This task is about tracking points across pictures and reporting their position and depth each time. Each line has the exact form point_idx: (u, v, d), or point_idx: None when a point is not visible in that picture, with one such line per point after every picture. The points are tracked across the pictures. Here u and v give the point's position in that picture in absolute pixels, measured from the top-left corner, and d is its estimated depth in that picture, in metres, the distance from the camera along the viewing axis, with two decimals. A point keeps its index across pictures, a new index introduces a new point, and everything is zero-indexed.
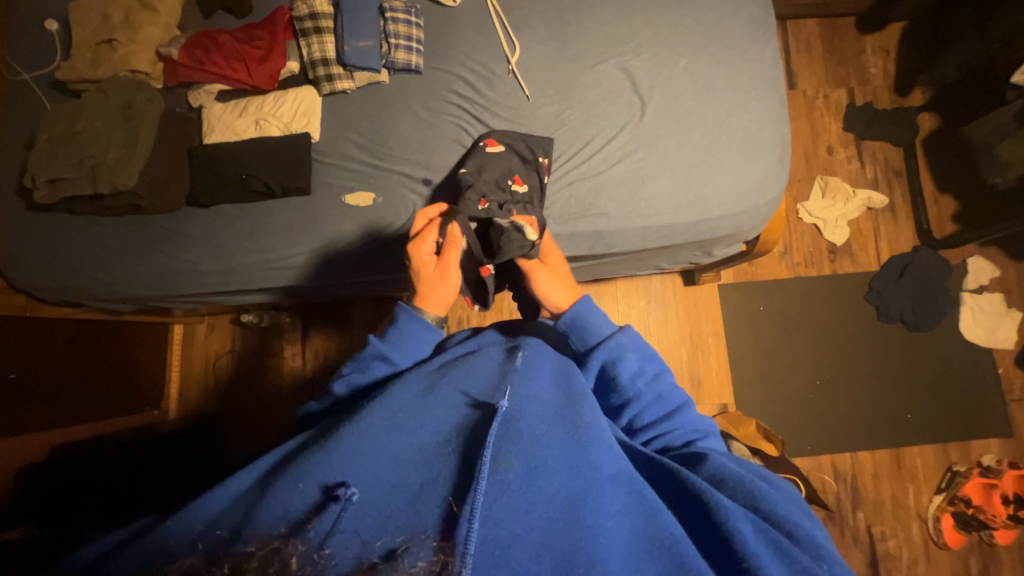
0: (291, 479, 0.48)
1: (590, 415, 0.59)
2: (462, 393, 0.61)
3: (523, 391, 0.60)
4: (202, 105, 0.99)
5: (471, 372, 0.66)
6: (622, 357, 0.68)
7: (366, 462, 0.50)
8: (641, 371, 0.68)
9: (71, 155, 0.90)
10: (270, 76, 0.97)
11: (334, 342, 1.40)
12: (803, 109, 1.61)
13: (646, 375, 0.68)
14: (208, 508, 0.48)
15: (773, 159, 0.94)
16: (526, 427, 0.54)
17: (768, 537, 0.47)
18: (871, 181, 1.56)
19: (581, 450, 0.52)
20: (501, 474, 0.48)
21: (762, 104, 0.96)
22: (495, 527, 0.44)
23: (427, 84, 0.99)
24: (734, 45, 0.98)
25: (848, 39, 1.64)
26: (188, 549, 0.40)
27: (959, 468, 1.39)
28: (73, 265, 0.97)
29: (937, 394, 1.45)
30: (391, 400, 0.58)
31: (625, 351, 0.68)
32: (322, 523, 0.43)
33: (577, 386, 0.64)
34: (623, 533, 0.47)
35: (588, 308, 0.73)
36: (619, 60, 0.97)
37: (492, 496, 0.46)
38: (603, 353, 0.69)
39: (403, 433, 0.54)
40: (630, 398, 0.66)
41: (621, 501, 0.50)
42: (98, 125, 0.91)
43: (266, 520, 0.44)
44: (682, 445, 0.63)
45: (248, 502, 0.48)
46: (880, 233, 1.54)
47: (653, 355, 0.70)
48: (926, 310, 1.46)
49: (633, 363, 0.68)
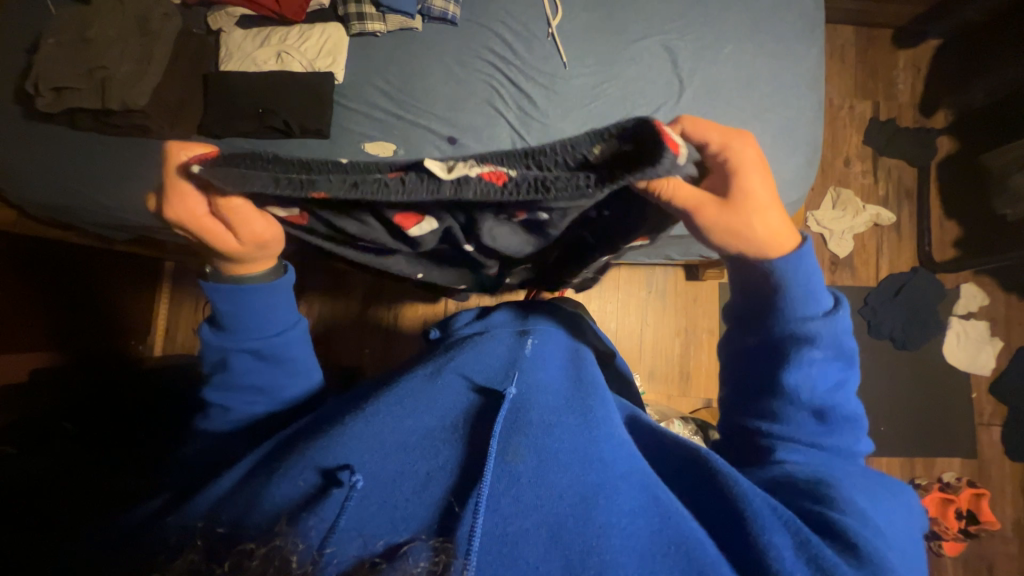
0: (292, 463, 0.48)
1: (599, 409, 0.60)
2: (464, 378, 0.61)
3: (529, 381, 0.61)
4: (222, 29, 0.94)
5: (479, 357, 0.65)
6: (811, 351, 0.58)
7: (372, 447, 0.50)
8: (827, 377, 0.58)
9: (81, 65, 0.85)
10: (299, 7, 0.91)
11: (334, 300, 1.34)
12: (826, 117, 1.60)
13: (828, 381, 0.58)
14: (201, 504, 0.46)
15: (802, 159, 0.94)
16: (536, 418, 0.55)
17: (809, 553, 0.46)
18: (882, 197, 1.57)
19: (592, 445, 0.54)
20: (511, 466, 0.49)
21: (800, 101, 0.95)
22: (502, 524, 0.45)
23: (462, 37, 0.95)
24: (781, 37, 0.96)
25: (882, 50, 1.62)
26: (183, 543, 0.39)
27: (920, 481, 1.46)
28: (69, 183, 0.92)
29: (912, 410, 1.51)
30: (401, 389, 0.58)
31: (822, 337, 0.58)
32: (326, 508, 0.44)
33: (586, 376, 0.66)
34: (639, 532, 0.47)
35: (787, 264, 0.59)
36: (663, 37, 0.95)
37: (497, 489, 0.47)
38: (795, 329, 0.58)
39: (409, 418, 0.54)
40: (788, 393, 0.58)
41: (636, 499, 0.50)
42: (112, 35, 0.86)
43: (269, 509, 0.44)
44: (819, 446, 0.58)
45: (250, 488, 0.47)
46: (883, 250, 1.56)
47: (839, 348, 0.59)
48: (914, 329, 1.51)
49: (825, 357, 0.58)
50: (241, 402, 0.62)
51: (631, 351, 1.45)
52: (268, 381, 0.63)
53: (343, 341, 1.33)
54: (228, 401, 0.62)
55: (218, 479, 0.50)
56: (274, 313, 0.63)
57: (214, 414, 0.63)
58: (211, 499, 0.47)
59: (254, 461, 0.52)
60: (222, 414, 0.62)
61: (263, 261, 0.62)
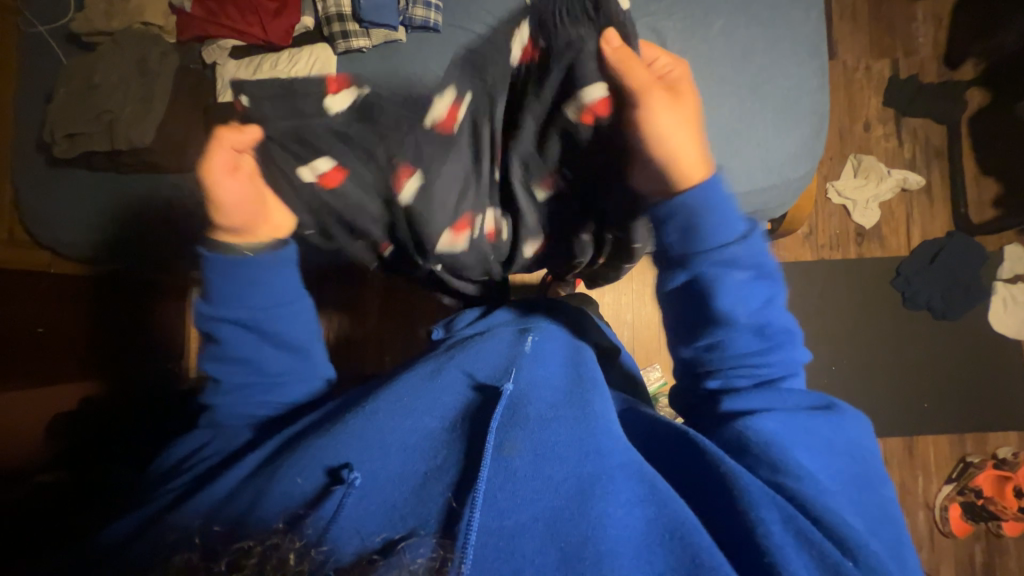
0: (297, 462, 0.50)
1: (599, 403, 0.59)
2: (465, 374, 0.62)
3: (527, 377, 0.61)
4: (216, 62, 0.95)
5: (479, 355, 0.65)
6: (733, 270, 0.61)
7: (373, 447, 0.51)
8: (754, 294, 0.62)
9: (90, 111, 0.90)
10: (284, 32, 0.94)
11: (354, 316, 1.36)
12: (841, 81, 1.51)
13: (756, 299, 0.62)
14: (201, 505, 0.48)
15: (809, 131, 0.90)
16: (533, 413, 0.55)
17: (794, 526, 0.47)
18: (909, 160, 1.48)
19: (590, 437, 0.53)
20: (508, 461, 0.50)
21: (802, 70, 0.90)
22: (499, 517, 0.46)
23: (446, 42, 0.95)
24: (776, 5, 0.92)
25: (898, 4, 1.52)
26: (184, 543, 0.41)
27: (972, 459, 1.37)
28: (91, 223, 0.98)
29: (959, 384, 1.42)
30: (400, 386, 0.59)
31: (742, 258, 0.61)
32: (327, 507, 0.46)
33: (587, 372, 0.65)
34: (634, 523, 0.47)
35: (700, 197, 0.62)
36: (649, 20, 0.92)
37: (495, 484, 0.48)
38: (717, 257, 0.61)
39: (409, 417, 0.55)
40: (725, 318, 0.61)
41: (632, 491, 0.50)
42: (116, 80, 0.90)
43: (273, 505, 0.46)
44: (763, 364, 0.62)
45: (254, 489, 0.48)
46: (913, 216, 1.47)
47: (759, 262, 0.64)
48: (955, 297, 1.42)
49: (748, 275, 0.62)
50: (229, 374, 0.68)
51: (650, 343, 1.42)
52: (255, 354, 0.68)
53: (362, 353, 1.35)
54: (219, 372, 0.68)
55: (221, 477, 0.52)
56: (275, 288, 0.69)
57: (214, 387, 0.68)
58: (207, 505, 0.48)
59: (261, 457, 0.55)
60: (219, 387, 0.68)
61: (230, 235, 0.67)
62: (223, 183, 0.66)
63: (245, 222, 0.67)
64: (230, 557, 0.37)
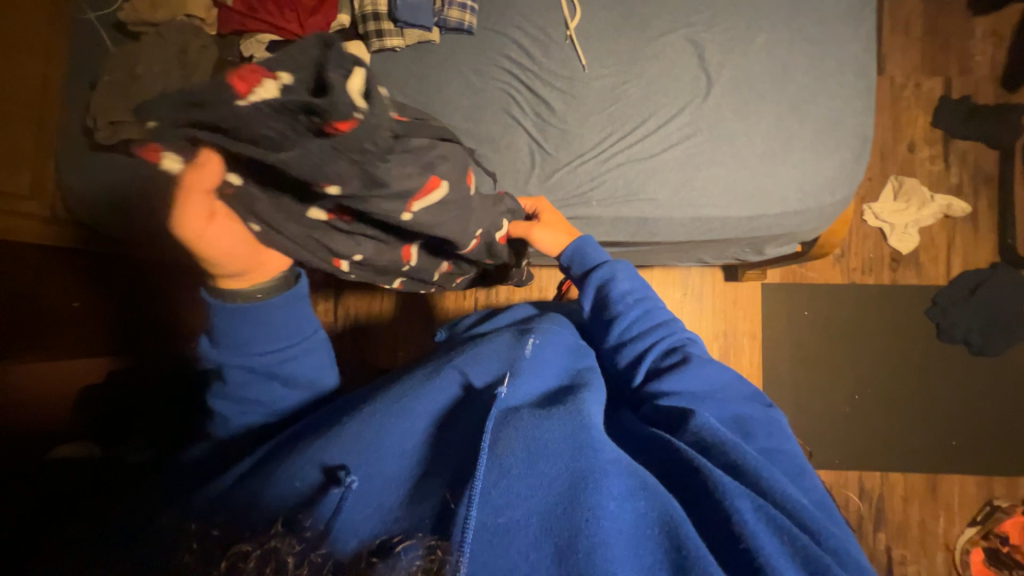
0: (294, 460, 0.51)
1: (592, 405, 0.58)
2: (461, 374, 0.62)
3: (523, 384, 0.60)
4: (253, 55, 0.97)
5: (478, 358, 0.65)
6: (614, 277, 0.74)
7: (370, 451, 0.52)
8: (628, 287, 0.74)
9: (130, 100, 0.92)
10: (320, 29, 0.95)
11: (365, 299, 1.34)
12: (887, 99, 1.44)
13: (636, 294, 0.73)
14: (210, 498, 0.49)
15: (849, 154, 0.87)
16: (527, 413, 0.55)
17: (794, 539, 0.45)
18: (955, 185, 1.41)
19: (582, 433, 0.53)
20: (500, 458, 0.49)
21: (846, 91, 0.87)
22: (493, 514, 0.45)
23: (479, 45, 0.94)
24: (823, 21, 0.89)
25: (955, 20, 1.44)
26: (183, 548, 0.41)
27: (1000, 502, 1.31)
28: (129, 208, 1.02)
29: (992, 422, 1.35)
30: (397, 388, 0.60)
31: (615, 272, 0.75)
32: (324, 507, 0.46)
33: (584, 378, 0.64)
34: (626, 517, 0.47)
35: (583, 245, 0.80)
36: (689, 31, 0.89)
37: (490, 481, 0.47)
38: (598, 275, 0.75)
39: (408, 419, 0.55)
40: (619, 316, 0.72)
41: (624, 484, 0.49)
42: (155, 70, 0.91)
43: (272, 503, 0.47)
44: (652, 341, 0.69)
45: (259, 482, 0.50)
46: (955, 244, 1.40)
47: (643, 282, 0.76)
48: (994, 333, 1.35)
49: (625, 282, 0.74)
50: (244, 411, 0.65)
51: None
52: (270, 395, 0.65)
53: (374, 340, 1.35)
54: (232, 411, 0.65)
55: (221, 476, 0.53)
56: (289, 325, 0.64)
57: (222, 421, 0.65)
58: (217, 497, 0.49)
59: (248, 465, 0.54)
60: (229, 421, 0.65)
61: (235, 281, 0.60)
62: (209, 234, 0.56)
63: (242, 269, 0.59)
64: (228, 560, 0.38)
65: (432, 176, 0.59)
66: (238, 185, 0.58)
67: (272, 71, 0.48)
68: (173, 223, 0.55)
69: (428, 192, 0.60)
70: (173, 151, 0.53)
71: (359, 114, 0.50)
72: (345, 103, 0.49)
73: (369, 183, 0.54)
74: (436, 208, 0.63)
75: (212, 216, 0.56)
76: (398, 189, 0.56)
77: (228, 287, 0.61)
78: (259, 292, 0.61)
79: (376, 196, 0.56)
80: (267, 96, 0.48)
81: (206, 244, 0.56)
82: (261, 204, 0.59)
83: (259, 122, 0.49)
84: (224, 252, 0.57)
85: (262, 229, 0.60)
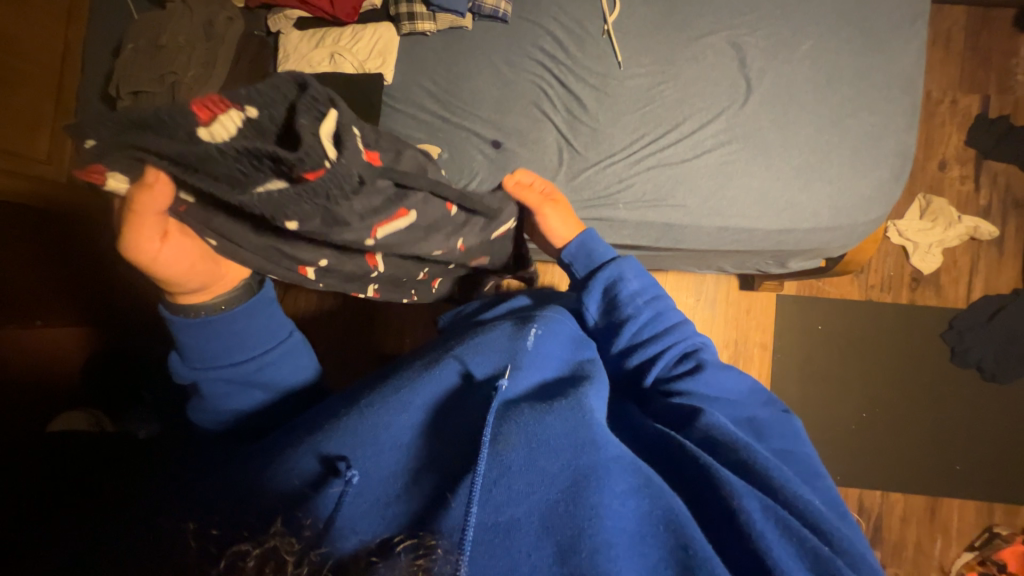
0: (293, 451, 0.49)
1: (594, 400, 0.56)
2: (458, 362, 0.59)
3: (523, 378, 0.58)
4: (281, 31, 0.96)
5: (482, 346, 0.61)
6: (622, 278, 0.70)
7: (368, 443, 0.50)
8: (641, 285, 0.70)
9: (152, 69, 0.87)
10: (351, 8, 0.92)
11: None
12: (921, 113, 1.40)
13: (644, 295, 0.69)
14: (203, 494, 0.48)
15: (886, 173, 0.84)
16: (529, 408, 0.52)
17: (804, 547, 0.44)
18: (983, 208, 1.38)
19: (585, 430, 0.50)
20: (501, 455, 0.47)
21: (889, 107, 0.85)
22: (495, 513, 0.44)
23: (513, 36, 0.92)
24: (871, 32, 0.86)
25: (998, 35, 1.40)
26: (188, 534, 0.41)
27: (999, 529, 1.30)
28: None
29: (997, 449, 1.34)
30: (394, 381, 0.56)
31: (625, 272, 0.70)
32: (324, 502, 0.45)
33: (589, 370, 0.62)
34: (627, 515, 0.46)
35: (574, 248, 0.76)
36: (731, 33, 0.86)
37: (490, 479, 0.45)
38: (605, 275, 0.71)
39: (404, 411, 0.53)
40: (628, 320, 0.68)
41: (627, 482, 0.48)
42: (179, 40, 0.87)
43: (274, 491, 0.46)
44: (663, 346, 0.66)
45: (258, 471, 0.49)
46: (977, 267, 1.38)
47: (653, 279, 0.72)
48: (1011, 360, 1.32)
49: (636, 283, 0.70)
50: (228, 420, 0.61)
51: None
52: (255, 403, 0.62)
53: (383, 328, 1.34)
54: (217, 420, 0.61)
55: (219, 469, 0.51)
56: (261, 329, 0.61)
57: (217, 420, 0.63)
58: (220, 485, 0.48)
59: (246, 452, 0.53)
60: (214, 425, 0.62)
61: (195, 295, 0.58)
62: (164, 255, 0.53)
63: (205, 284, 0.57)
64: (228, 559, 0.36)
65: (400, 208, 0.60)
66: (192, 203, 0.54)
67: (239, 104, 0.46)
68: (123, 246, 0.51)
69: (394, 220, 0.60)
70: (118, 171, 0.48)
71: (328, 164, 0.47)
72: (317, 155, 0.46)
73: (333, 221, 0.54)
74: (400, 232, 0.63)
75: (163, 236, 0.53)
76: (364, 223, 0.56)
77: (184, 302, 0.58)
78: (222, 302, 0.59)
79: (333, 233, 0.56)
80: (228, 130, 0.46)
81: (163, 266, 0.53)
82: (218, 220, 0.56)
83: (221, 164, 0.47)
84: (181, 272, 0.55)
85: (218, 242, 0.58)
